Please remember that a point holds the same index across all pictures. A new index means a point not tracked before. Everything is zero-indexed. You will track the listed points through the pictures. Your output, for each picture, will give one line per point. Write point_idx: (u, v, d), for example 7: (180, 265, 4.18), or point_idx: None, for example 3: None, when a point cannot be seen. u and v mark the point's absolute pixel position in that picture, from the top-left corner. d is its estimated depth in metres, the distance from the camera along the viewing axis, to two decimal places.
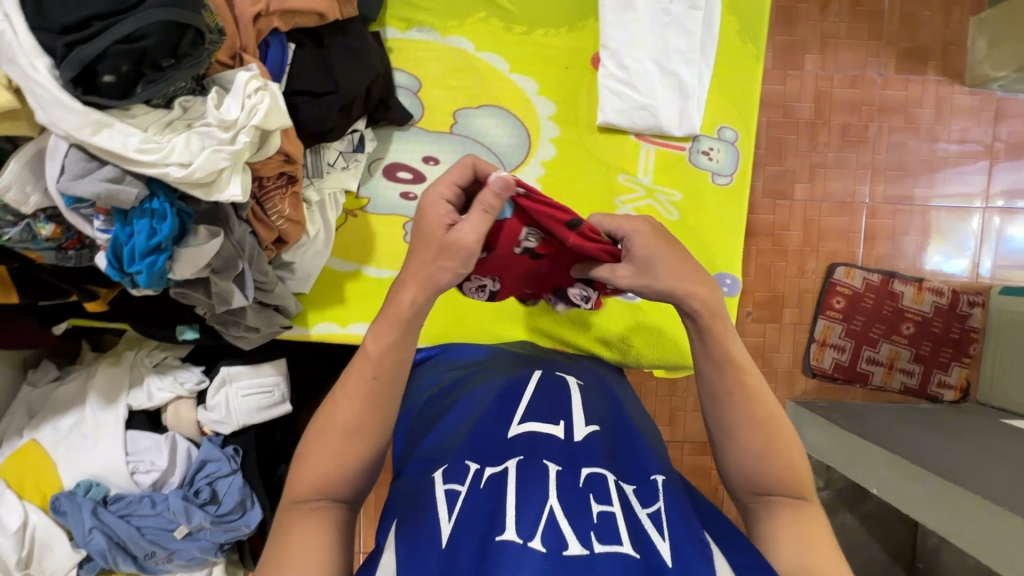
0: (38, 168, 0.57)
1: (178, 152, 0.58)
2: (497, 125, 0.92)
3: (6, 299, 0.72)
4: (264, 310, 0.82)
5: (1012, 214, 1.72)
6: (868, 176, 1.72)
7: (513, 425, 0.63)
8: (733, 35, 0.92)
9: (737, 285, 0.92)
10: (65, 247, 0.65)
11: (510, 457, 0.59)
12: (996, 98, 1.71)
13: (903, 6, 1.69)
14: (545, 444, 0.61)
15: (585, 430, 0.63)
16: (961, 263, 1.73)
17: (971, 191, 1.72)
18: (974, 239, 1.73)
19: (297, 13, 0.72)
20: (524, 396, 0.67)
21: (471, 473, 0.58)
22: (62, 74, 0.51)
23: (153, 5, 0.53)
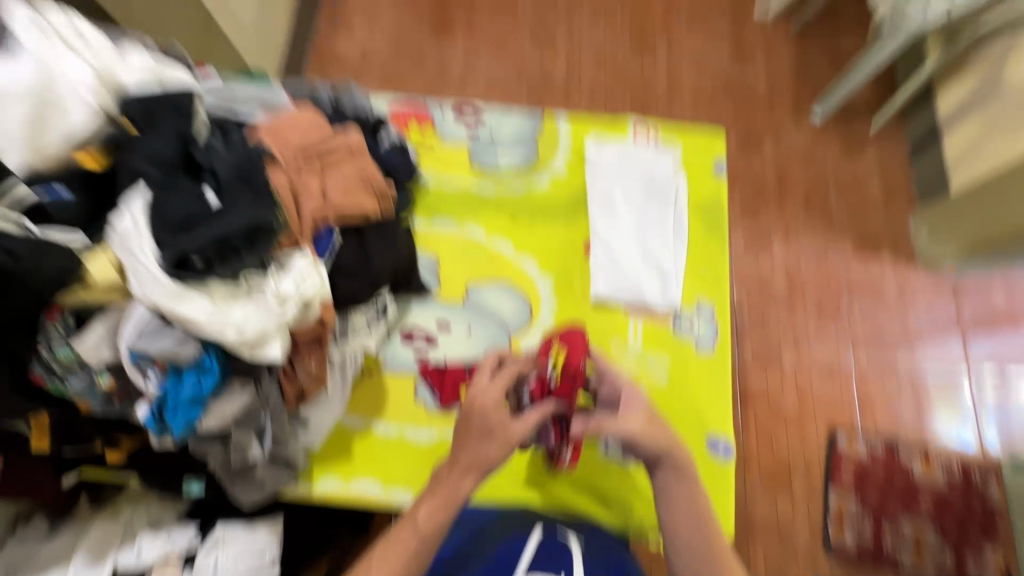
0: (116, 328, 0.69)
1: (237, 318, 0.69)
2: (504, 297, 1.06)
3: (38, 443, 0.78)
4: (273, 462, 0.87)
5: (1000, 383, 1.79)
6: (850, 346, 1.84)
7: None
8: (701, 229, 1.12)
9: (732, 448, 0.97)
10: (113, 397, 0.72)
11: None
12: (951, 278, 1.92)
13: (849, 204, 2.00)
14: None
15: None
16: (968, 439, 1.73)
17: (952, 361, 1.82)
18: (972, 411, 1.76)
19: (346, 211, 0.89)
20: (529, 548, 0.84)
21: None
22: (164, 258, 0.66)
23: (244, 209, 0.71)
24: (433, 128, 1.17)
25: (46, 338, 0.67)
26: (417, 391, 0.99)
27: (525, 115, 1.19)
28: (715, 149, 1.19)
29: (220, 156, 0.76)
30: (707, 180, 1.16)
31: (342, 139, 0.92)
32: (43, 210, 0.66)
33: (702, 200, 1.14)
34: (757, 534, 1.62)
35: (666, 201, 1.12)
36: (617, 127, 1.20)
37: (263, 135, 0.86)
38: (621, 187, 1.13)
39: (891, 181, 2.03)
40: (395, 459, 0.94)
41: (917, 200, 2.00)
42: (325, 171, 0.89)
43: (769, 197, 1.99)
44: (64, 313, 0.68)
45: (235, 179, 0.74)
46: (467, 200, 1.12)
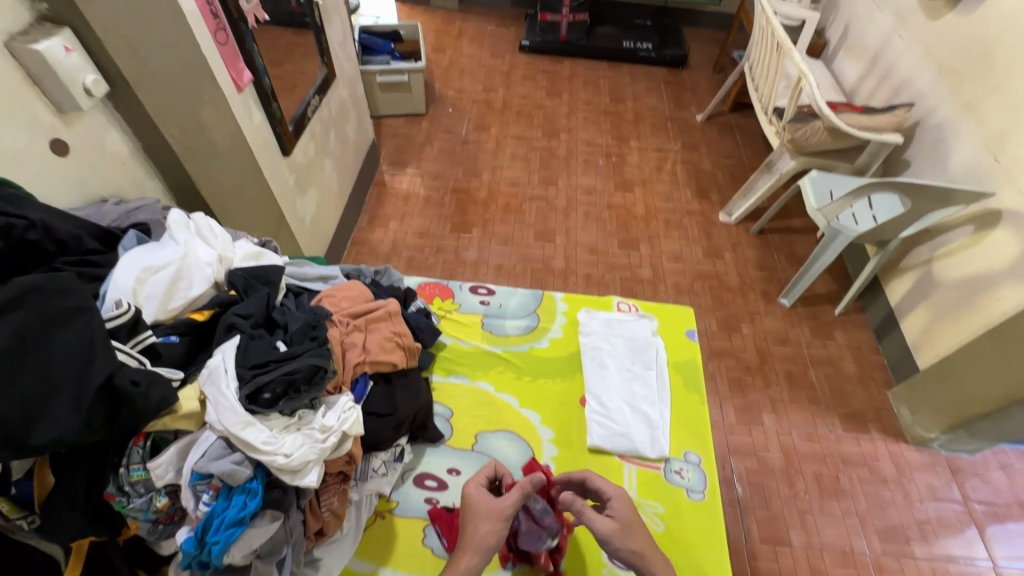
0: (184, 451, 0.81)
1: (287, 445, 0.82)
2: (509, 445, 1.17)
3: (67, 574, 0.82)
4: None
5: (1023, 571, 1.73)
6: (858, 524, 1.81)
7: None
8: (682, 387, 1.28)
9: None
10: (159, 520, 0.82)
11: None
12: (943, 455, 1.97)
13: (829, 380, 2.16)
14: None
15: None
16: None
17: (969, 548, 1.77)
18: None
19: (381, 361, 1.06)
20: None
21: None
22: (242, 390, 0.82)
23: (309, 355, 0.90)
24: (452, 300, 1.42)
25: (127, 459, 0.78)
26: (425, 535, 1.03)
27: (529, 292, 1.46)
28: (686, 321, 1.42)
29: (293, 315, 0.98)
30: (682, 344, 1.37)
31: (384, 304, 1.14)
32: (154, 347, 0.84)
33: (679, 362, 1.33)
34: None
35: (648, 361, 1.30)
36: (603, 302, 1.46)
37: (325, 301, 1.09)
38: (609, 349, 1.32)
39: (862, 360, 2.23)
40: None
41: (892, 379, 2.17)
42: (367, 329, 1.08)
43: (753, 372, 2.17)
44: (146, 438, 0.81)
45: (302, 332, 0.94)
46: (478, 358, 1.31)
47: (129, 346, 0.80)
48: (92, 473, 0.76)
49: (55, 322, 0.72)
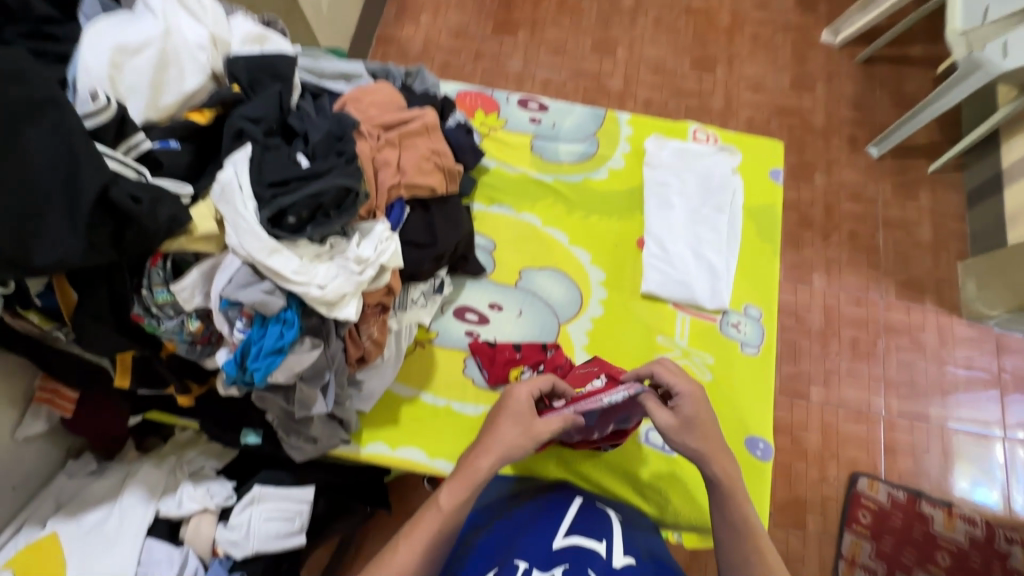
0: (209, 275, 0.71)
1: (320, 276, 0.72)
2: (555, 284, 1.08)
3: (118, 381, 0.80)
4: (329, 422, 0.90)
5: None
6: (881, 387, 1.80)
7: (559, 537, 0.73)
8: (754, 234, 1.12)
9: (770, 451, 0.97)
10: (196, 342, 0.75)
11: (556, 565, 0.69)
12: (995, 333, 1.86)
13: (897, 246, 1.96)
14: (585, 559, 0.70)
15: (624, 559, 0.71)
16: (992, 494, 1.69)
17: (986, 418, 1.77)
18: (1000, 469, 1.72)
19: (416, 187, 0.90)
20: (569, 513, 0.79)
21: (521, 569, 0.69)
22: (263, 214, 0.69)
23: (336, 175, 0.74)
24: (498, 116, 1.19)
25: (147, 280, 0.69)
26: (466, 366, 1.01)
27: (588, 111, 1.21)
28: (773, 157, 1.19)
29: (313, 122, 0.79)
30: (762, 186, 1.16)
31: (418, 114, 0.93)
32: (153, 155, 0.68)
33: (756, 205, 1.14)
34: None
35: (724, 202, 1.12)
36: (677, 127, 1.21)
37: (349, 105, 0.89)
38: (678, 186, 1.14)
39: (941, 227, 1.99)
40: (440, 430, 0.97)
41: (967, 250, 1.96)
42: (401, 146, 0.91)
43: (814, 229, 1.97)
44: (165, 259, 0.69)
45: (326, 145, 0.77)
46: (526, 185, 1.14)
47: (119, 154, 0.64)
48: (114, 294, 0.68)
49: (18, 116, 0.56)
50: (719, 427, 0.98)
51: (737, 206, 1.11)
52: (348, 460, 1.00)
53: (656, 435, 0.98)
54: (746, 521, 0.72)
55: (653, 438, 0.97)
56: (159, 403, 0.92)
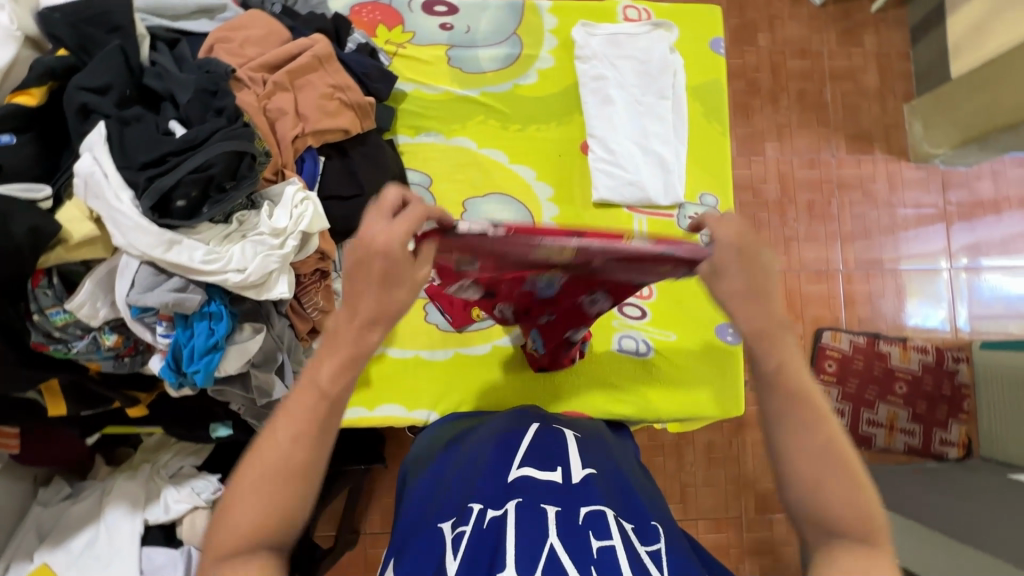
0: (108, 283, 0.62)
1: (235, 259, 0.63)
2: (504, 210, 1.01)
3: (54, 410, 0.73)
4: None
5: (978, 270, 1.83)
6: (838, 244, 1.85)
7: (513, 469, 0.68)
8: (700, 117, 1.05)
9: (740, 334, 0.98)
10: (122, 354, 0.67)
11: (510, 500, 0.63)
12: (941, 170, 1.90)
13: (845, 98, 1.92)
14: (542, 491, 0.64)
15: (582, 472, 0.68)
16: (941, 317, 1.82)
17: (934, 253, 1.85)
18: (947, 293, 1.83)
19: (326, 132, 0.79)
20: (524, 442, 0.73)
21: (476, 513, 0.62)
22: (144, 204, 0.58)
23: (219, 138, 0.62)
24: (404, 28, 1.03)
25: (36, 303, 0.60)
26: (427, 313, 0.97)
27: (503, 5, 1.06)
28: (711, 26, 1.09)
29: (177, 78, 0.66)
30: (704, 60, 1.07)
31: (305, 44, 0.79)
32: None
33: (699, 83, 1.06)
34: (748, 428, 1.83)
35: (665, 88, 1.03)
36: (606, 8, 1.09)
37: (218, 49, 0.75)
38: (616, 77, 1.04)
39: (886, 70, 1.93)
40: (414, 382, 0.95)
41: (912, 90, 1.93)
42: (295, 88, 0.78)
43: (762, 95, 1.90)
44: (49, 276, 0.60)
45: (199, 105, 0.65)
46: (451, 105, 1.03)
47: None
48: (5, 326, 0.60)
49: None
50: (686, 322, 0.99)
51: (680, 88, 1.03)
52: None
53: (630, 341, 0.98)
54: (806, 390, 0.57)
55: (626, 346, 0.97)
56: (113, 418, 0.86)
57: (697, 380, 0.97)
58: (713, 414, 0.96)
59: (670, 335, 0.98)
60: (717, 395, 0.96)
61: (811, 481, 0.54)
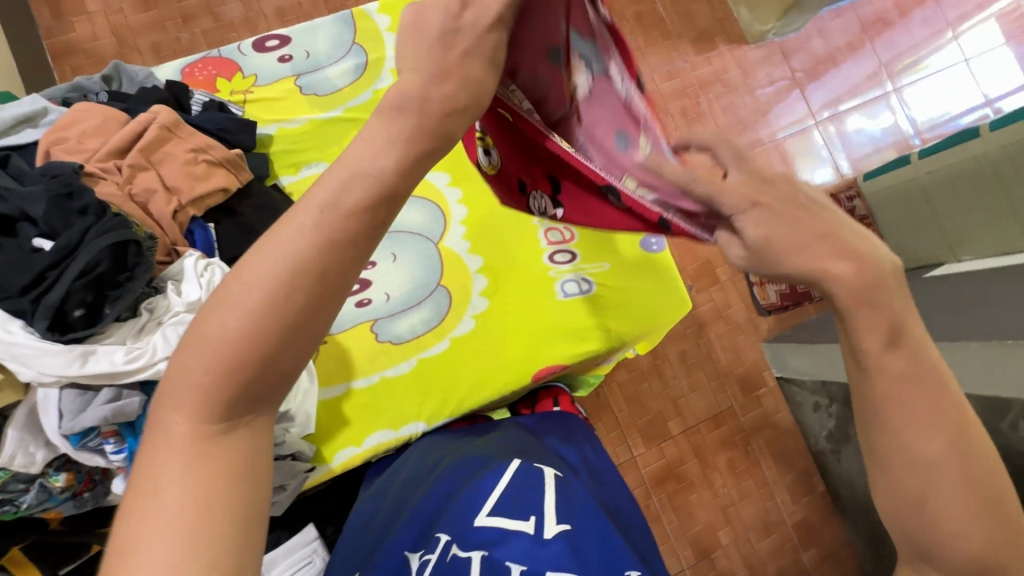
0: (35, 423, 0.58)
1: (161, 346, 0.60)
2: (411, 211, 1.03)
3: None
4: (284, 463, 0.85)
5: (842, 116, 2.03)
6: None
7: (483, 514, 0.70)
8: None
9: (662, 241, 1.06)
10: (80, 491, 0.63)
11: (477, 546, 0.66)
12: (777, 44, 2.08)
13: (676, 7, 2.06)
14: (508, 541, 0.65)
15: (555, 528, 0.66)
16: (828, 171, 1.99)
17: (800, 116, 2.03)
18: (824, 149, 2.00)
19: (205, 197, 0.77)
20: (505, 479, 0.75)
21: (442, 543, 0.69)
22: (38, 326, 0.55)
23: (95, 236, 0.59)
24: (243, 73, 1.00)
25: None
26: (378, 334, 0.97)
27: (332, 19, 1.04)
28: None
29: (23, 193, 0.61)
30: None
31: (148, 119, 0.75)
32: None
33: None
34: (708, 326, 1.96)
35: None
36: None
37: (55, 152, 0.70)
38: None
39: None
40: (394, 403, 0.95)
41: None
42: (155, 162, 0.74)
43: None
44: None
45: (58, 212, 0.61)
46: (314, 127, 0.99)
47: None
48: None
49: None
50: (615, 251, 1.04)
51: None
52: (329, 480, 0.96)
53: (572, 285, 1.03)
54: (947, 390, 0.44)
55: (571, 290, 1.02)
56: None
57: (645, 298, 1.03)
58: (667, 321, 1.04)
59: (603, 265, 1.03)
60: (665, 302, 1.04)
61: (910, 500, 0.44)
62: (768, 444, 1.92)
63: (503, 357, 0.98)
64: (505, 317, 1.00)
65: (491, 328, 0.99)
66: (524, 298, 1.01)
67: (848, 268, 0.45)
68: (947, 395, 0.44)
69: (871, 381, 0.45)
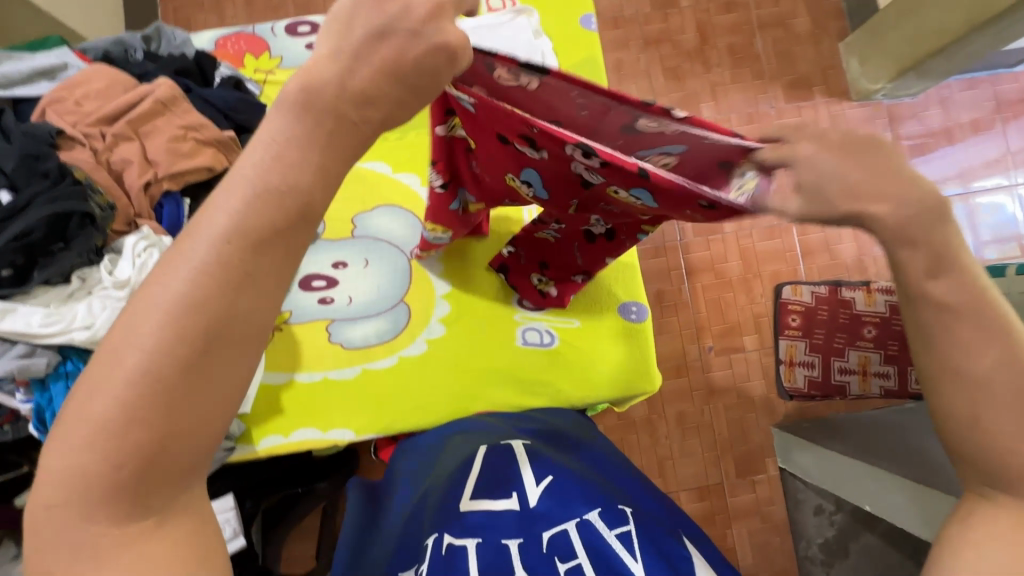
0: None
1: (80, 317, 0.64)
2: (394, 221, 1.03)
3: None
4: None
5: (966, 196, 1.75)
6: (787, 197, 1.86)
7: (465, 500, 0.67)
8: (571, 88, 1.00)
9: (644, 310, 0.99)
10: (2, 422, 0.70)
11: (470, 535, 0.61)
12: (885, 106, 1.81)
13: (777, 47, 1.86)
14: (499, 521, 0.63)
15: (537, 491, 0.66)
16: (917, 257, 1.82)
17: None
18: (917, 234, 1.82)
19: (186, 173, 0.79)
20: (474, 468, 0.73)
21: (433, 544, 0.61)
22: None
23: (40, 203, 0.62)
24: (271, 54, 1.03)
25: None
26: (331, 334, 0.98)
27: None
28: (582, 3, 1.08)
29: (3, 149, 0.67)
30: (576, 40, 1.06)
31: (147, 91, 0.79)
32: None
33: (574, 61, 1.05)
34: (719, 394, 1.81)
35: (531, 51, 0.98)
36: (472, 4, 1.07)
37: (50, 111, 0.76)
38: None
39: (817, 13, 1.88)
40: (331, 403, 0.96)
41: (845, 29, 1.87)
42: (142, 134, 0.78)
43: (691, 57, 1.85)
44: None
45: (24, 170, 0.65)
46: None
47: None
48: None
49: None
50: (589, 305, 1.00)
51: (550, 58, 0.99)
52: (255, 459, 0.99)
53: (534, 334, 0.98)
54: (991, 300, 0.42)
55: (532, 339, 0.98)
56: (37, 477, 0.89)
57: (608, 366, 0.97)
58: (627, 394, 0.96)
59: (574, 321, 0.98)
60: (627, 371, 0.96)
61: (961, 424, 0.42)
62: (751, 534, 1.75)
63: (447, 391, 0.96)
64: (458, 349, 0.97)
65: (444, 355, 0.97)
66: (484, 333, 0.98)
67: (888, 204, 0.44)
68: (996, 314, 0.42)
69: (921, 312, 0.43)
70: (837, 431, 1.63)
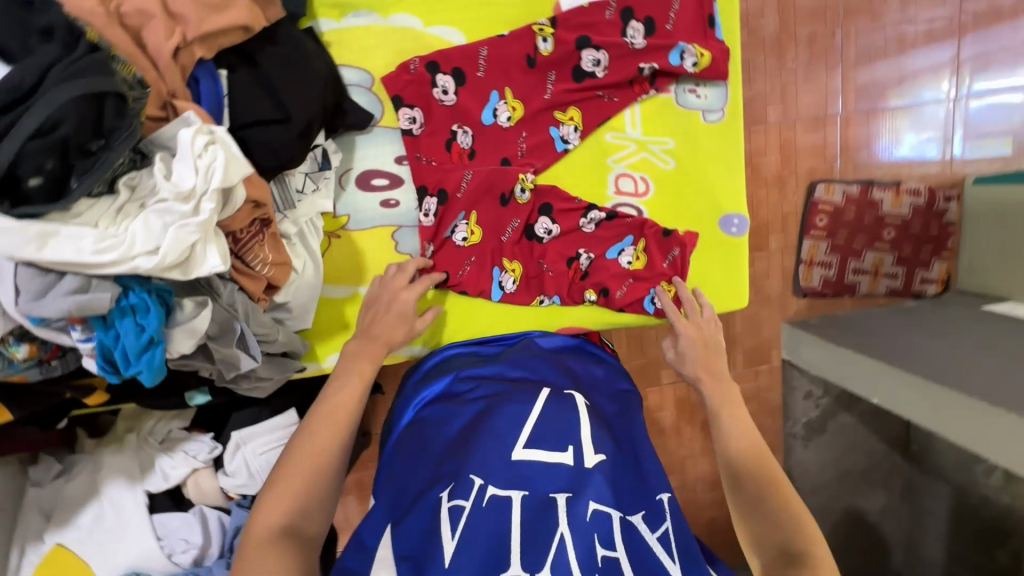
0: None
1: (140, 240, 0.49)
2: None
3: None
4: (274, 359, 0.77)
5: (960, 100, 1.40)
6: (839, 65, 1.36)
7: (518, 446, 0.66)
8: None
9: (746, 224, 0.89)
10: (47, 359, 0.58)
11: (514, 487, 0.62)
12: None
13: None
14: (552, 474, 0.63)
15: (594, 457, 0.66)
16: (931, 143, 1.43)
17: (938, 65, 1.38)
18: (944, 108, 1.40)
19: (219, 35, 0.59)
20: (532, 413, 0.69)
21: (476, 487, 0.61)
22: None
23: (59, 81, 0.44)
24: None
25: None
26: (398, 243, 0.84)
27: None
28: None
29: None
30: None
31: None
32: None
33: None
34: None
35: None
36: None
37: None
38: None
39: None
40: None
41: None
42: None
43: None
44: None
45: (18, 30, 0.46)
46: None
47: None
48: None
49: None
50: (684, 215, 0.88)
51: None
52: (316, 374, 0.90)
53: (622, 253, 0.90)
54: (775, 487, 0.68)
55: None
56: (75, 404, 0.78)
57: (704, 280, 0.89)
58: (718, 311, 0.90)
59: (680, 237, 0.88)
60: (720, 290, 0.89)
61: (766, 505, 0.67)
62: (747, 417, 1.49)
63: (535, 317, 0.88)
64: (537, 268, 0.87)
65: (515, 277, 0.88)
66: None
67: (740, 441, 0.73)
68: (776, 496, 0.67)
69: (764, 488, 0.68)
70: (860, 331, 1.34)
